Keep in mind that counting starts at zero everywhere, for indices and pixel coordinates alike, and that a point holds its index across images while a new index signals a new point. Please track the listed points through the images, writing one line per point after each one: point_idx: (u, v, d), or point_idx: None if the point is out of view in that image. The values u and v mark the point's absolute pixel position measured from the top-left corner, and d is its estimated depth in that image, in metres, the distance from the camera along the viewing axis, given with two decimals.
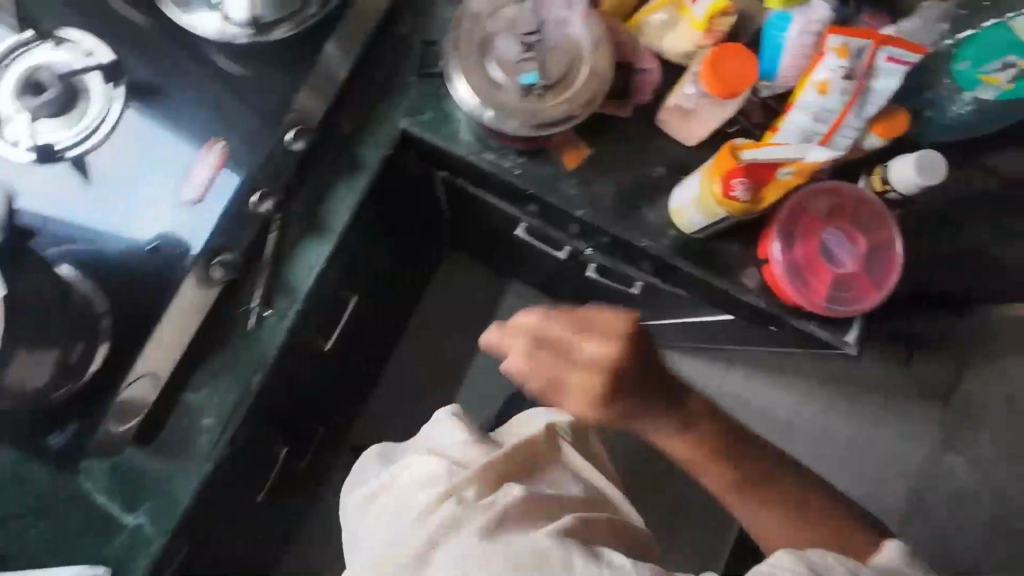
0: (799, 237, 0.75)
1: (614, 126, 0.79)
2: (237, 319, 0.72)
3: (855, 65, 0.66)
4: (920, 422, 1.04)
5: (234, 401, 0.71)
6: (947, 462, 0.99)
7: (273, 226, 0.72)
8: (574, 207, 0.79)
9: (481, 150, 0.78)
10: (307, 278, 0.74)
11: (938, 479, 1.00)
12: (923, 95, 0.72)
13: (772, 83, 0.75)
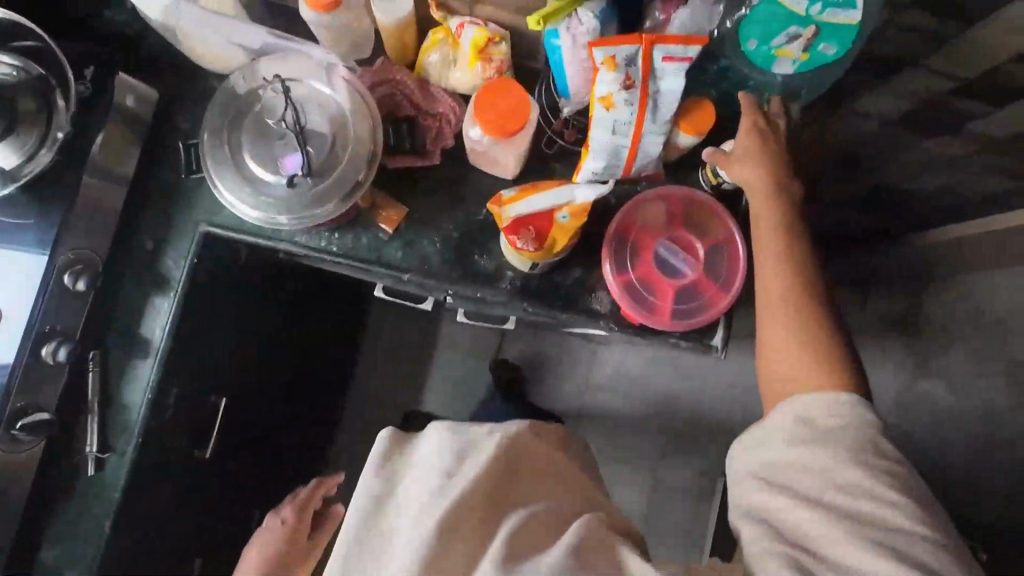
0: (632, 254, 0.71)
1: (423, 177, 0.75)
2: (75, 467, 0.70)
3: (631, 73, 0.61)
4: (887, 354, 1.14)
5: (89, 550, 0.70)
6: (923, 387, 1.09)
7: (92, 363, 0.71)
8: (403, 270, 0.74)
9: (291, 234, 0.73)
10: (140, 407, 0.72)
11: (915, 401, 1.09)
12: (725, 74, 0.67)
13: (569, 100, 0.70)
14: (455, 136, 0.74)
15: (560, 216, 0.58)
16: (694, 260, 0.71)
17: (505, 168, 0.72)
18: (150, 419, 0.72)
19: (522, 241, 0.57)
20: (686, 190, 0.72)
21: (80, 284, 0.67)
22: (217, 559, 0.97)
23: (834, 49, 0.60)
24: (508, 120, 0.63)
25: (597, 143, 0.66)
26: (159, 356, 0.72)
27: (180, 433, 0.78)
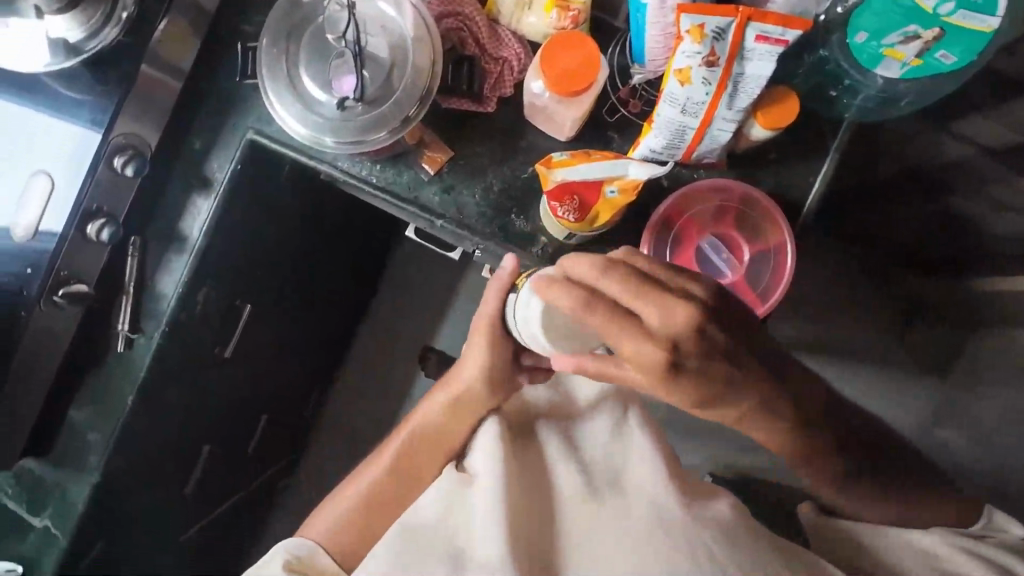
0: (674, 243, 0.69)
1: (474, 122, 0.72)
2: (109, 341, 0.75)
3: (716, 49, 0.56)
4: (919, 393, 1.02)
5: (113, 418, 0.75)
6: None
7: (131, 249, 0.74)
8: (438, 216, 0.73)
9: (335, 158, 0.73)
10: (172, 297, 0.75)
11: None
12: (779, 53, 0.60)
13: (643, 67, 0.66)
14: (515, 85, 0.71)
15: (608, 190, 0.54)
16: (738, 263, 0.69)
17: (561, 128, 0.69)
18: (181, 310, 0.76)
19: (563, 210, 0.54)
20: (748, 187, 0.67)
21: (129, 169, 0.69)
22: (222, 451, 1.03)
23: (953, 58, 0.53)
24: (577, 76, 0.59)
25: (663, 119, 0.62)
26: (195, 252, 0.75)
27: (207, 329, 0.83)
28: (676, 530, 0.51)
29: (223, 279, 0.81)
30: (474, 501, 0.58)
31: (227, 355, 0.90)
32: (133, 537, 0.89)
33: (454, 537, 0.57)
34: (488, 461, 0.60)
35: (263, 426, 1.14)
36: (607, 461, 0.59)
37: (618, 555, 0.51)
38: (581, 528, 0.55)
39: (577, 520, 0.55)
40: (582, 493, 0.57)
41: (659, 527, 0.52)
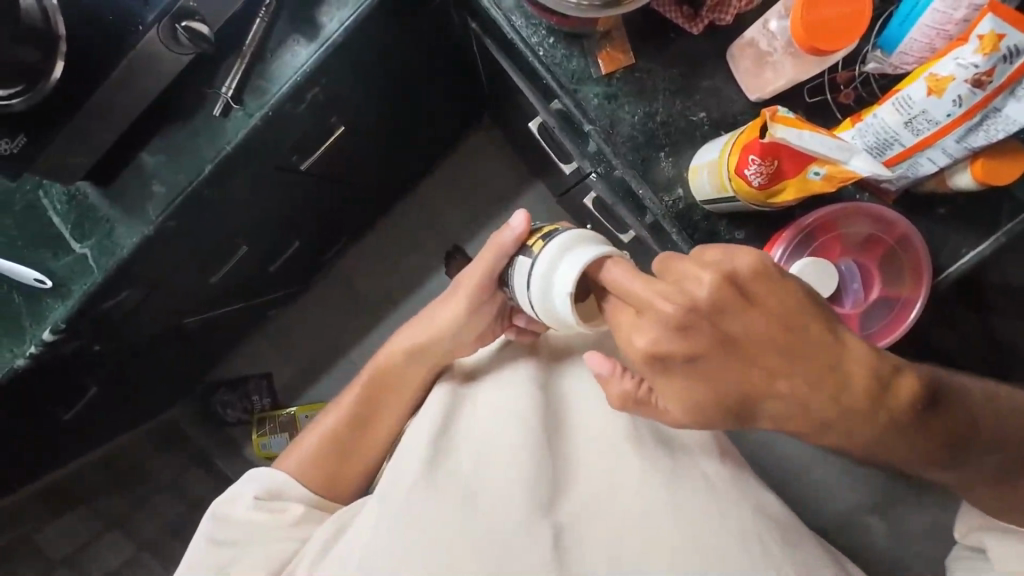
0: (810, 252, 0.65)
1: (671, 40, 0.65)
2: (206, 101, 0.70)
3: (996, 70, 0.49)
4: None
5: (183, 180, 0.72)
6: None
7: (261, 12, 0.67)
8: (588, 120, 0.67)
9: (512, 10, 0.66)
10: (286, 82, 0.69)
11: None
12: None
13: (885, 57, 0.59)
14: (735, 16, 0.63)
15: (812, 171, 0.50)
16: (861, 298, 0.65)
17: (763, 85, 0.63)
18: (289, 100, 0.70)
19: (758, 167, 0.50)
20: (910, 225, 0.63)
21: None
22: (252, 257, 1.01)
23: None
24: (834, 32, 0.52)
25: (876, 120, 0.56)
26: (326, 47, 0.68)
27: (298, 133, 0.78)
28: (722, 504, 0.59)
29: (333, 89, 0.75)
30: (497, 429, 0.63)
31: (300, 166, 0.85)
32: (150, 302, 0.88)
33: (485, 483, 0.60)
34: (518, 416, 0.64)
35: (293, 250, 1.12)
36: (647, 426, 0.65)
37: (654, 527, 0.56)
38: (612, 515, 0.58)
39: (616, 477, 0.61)
40: (630, 454, 0.62)
41: (706, 495, 0.59)
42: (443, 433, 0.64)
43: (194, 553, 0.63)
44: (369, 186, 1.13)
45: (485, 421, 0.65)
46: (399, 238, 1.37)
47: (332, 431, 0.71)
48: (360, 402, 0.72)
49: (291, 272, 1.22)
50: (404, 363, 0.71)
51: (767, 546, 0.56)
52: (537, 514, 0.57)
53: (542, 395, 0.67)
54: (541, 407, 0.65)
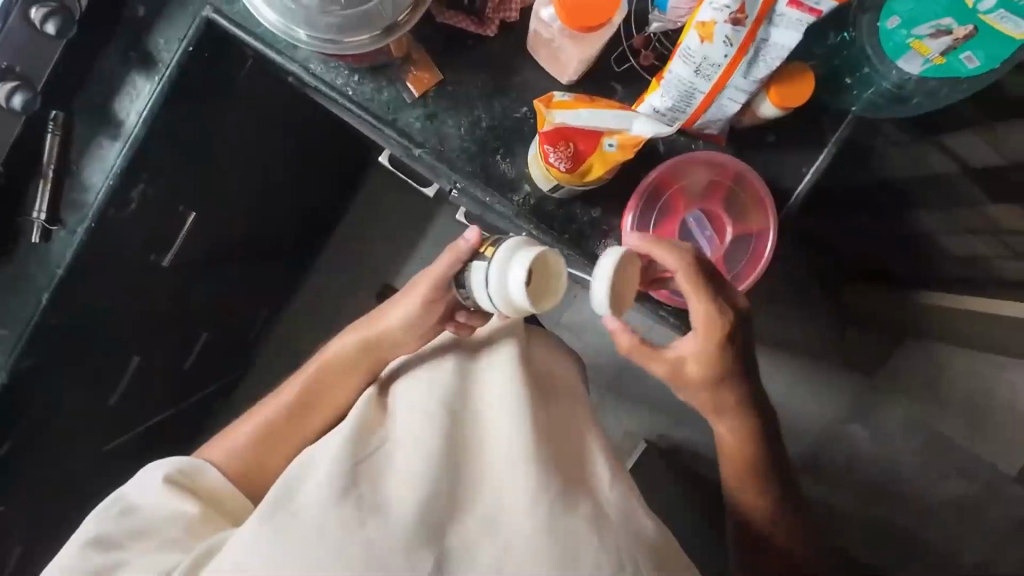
0: (659, 212, 0.67)
1: (470, 47, 0.66)
2: (22, 229, 0.67)
3: (746, 6, 0.51)
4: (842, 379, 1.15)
5: (25, 316, 0.69)
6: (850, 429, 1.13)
7: (51, 127, 0.64)
8: (416, 143, 0.66)
9: (307, 58, 0.65)
10: (101, 189, 0.67)
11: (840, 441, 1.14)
12: (825, 39, 0.61)
13: (663, 15, 0.60)
14: (520, 11, 0.64)
15: (606, 144, 0.52)
16: (716, 243, 0.67)
17: (564, 69, 0.63)
18: (110, 205, 0.68)
19: (556, 155, 0.51)
20: (740, 161, 0.65)
21: (51, 26, 0.58)
22: (155, 367, 0.94)
23: (977, 62, 0.51)
24: (592, 11, 0.54)
25: (672, 76, 0.57)
26: (132, 143, 0.67)
27: (143, 233, 0.75)
28: (605, 526, 0.51)
29: (165, 178, 0.73)
30: (408, 437, 0.57)
31: (163, 262, 0.80)
32: None
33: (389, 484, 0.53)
34: (433, 429, 0.57)
35: (202, 341, 1.03)
36: (552, 437, 0.59)
37: (559, 536, 0.50)
38: (519, 521, 0.51)
39: (510, 500, 0.53)
40: (524, 466, 0.54)
41: (592, 521, 0.51)
42: (359, 451, 0.56)
43: (100, 520, 0.57)
44: (264, 258, 1.08)
45: (400, 434, 0.58)
46: (322, 299, 1.26)
47: (271, 421, 0.68)
48: (309, 389, 0.69)
49: (216, 367, 1.13)
50: (360, 349, 0.70)
51: (635, 567, 0.49)
52: (437, 529, 0.50)
53: (459, 404, 0.60)
54: (456, 406, 0.60)
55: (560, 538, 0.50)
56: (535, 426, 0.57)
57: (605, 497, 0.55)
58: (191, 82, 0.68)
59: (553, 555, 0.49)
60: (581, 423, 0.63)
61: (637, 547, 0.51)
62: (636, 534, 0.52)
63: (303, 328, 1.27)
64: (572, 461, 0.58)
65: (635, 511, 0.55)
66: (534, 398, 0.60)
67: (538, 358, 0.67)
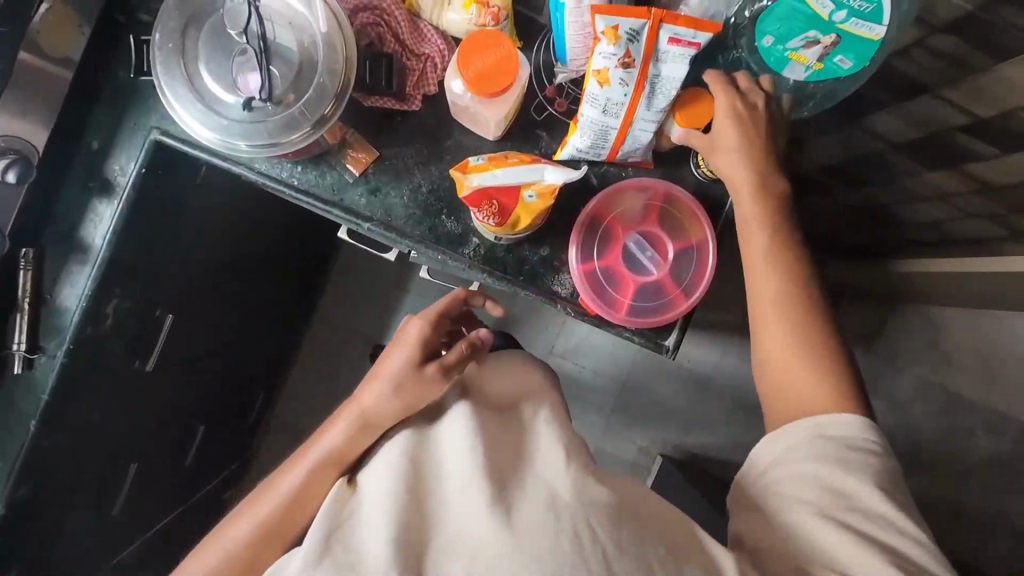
0: (602, 241, 0.70)
1: (399, 120, 0.70)
2: (6, 364, 0.70)
3: (632, 50, 0.56)
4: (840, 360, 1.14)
5: (18, 447, 0.71)
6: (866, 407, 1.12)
7: (22, 264, 0.69)
8: (365, 218, 0.70)
9: (252, 159, 0.69)
10: (76, 311, 0.70)
11: None
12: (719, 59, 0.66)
13: (566, 66, 0.66)
14: (439, 83, 0.69)
15: (525, 195, 0.55)
16: (660, 260, 0.70)
17: (486, 128, 0.67)
18: (87, 324, 0.71)
19: (482, 213, 0.55)
20: (667, 183, 0.69)
21: (11, 176, 0.63)
22: (152, 469, 0.95)
23: (849, 63, 0.55)
24: (494, 77, 0.58)
25: (586, 119, 0.62)
26: (99, 265, 0.70)
27: (124, 343, 0.78)
28: (564, 514, 0.46)
29: (138, 287, 0.76)
30: (372, 490, 0.53)
31: (145, 365, 0.83)
32: None
33: (349, 540, 0.49)
34: (387, 476, 0.53)
35: (200, 436, 1.04)
36: (507, 447, 0.54)
37: (515, 539, 0.44)
38: (475, 534, 0.46)
39: (467, 516, 0.48)
40: (476, 480, 0.50)
41: (548, 513, 0.46)
42: (335, 518, 0.52)
43: None
44: (250, 342, 1.10)
45: (365, 490, 0.54)
46: (320, 364, 1.29)
47: (266, 520, 0.60)
48: (309, 477, 0.60)
49: (217, 459, 1.13)
50: (359, 427, 0.62)
51: (595, 538, 0.44)
52: (397, 559, 0.45)
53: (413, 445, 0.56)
54: (408, 447, 0.56)
55: (517, 540, 0.44)
56: (486, 443, 0.53)
57: (564, 479, 0.50)
58: (147, 198, 0.72)
59: (508, 556, 0.44)
60: (540, 426, 0.57)
61: (600, 517, 0.46)
62: (590, 501, 0.48)
63: (303, 401, 1.28)
64: (526, 459, 0.53)
65: (589, 479, 0.50)
66: (490, 422, 0.57)
67: (492, 389, 0.62)
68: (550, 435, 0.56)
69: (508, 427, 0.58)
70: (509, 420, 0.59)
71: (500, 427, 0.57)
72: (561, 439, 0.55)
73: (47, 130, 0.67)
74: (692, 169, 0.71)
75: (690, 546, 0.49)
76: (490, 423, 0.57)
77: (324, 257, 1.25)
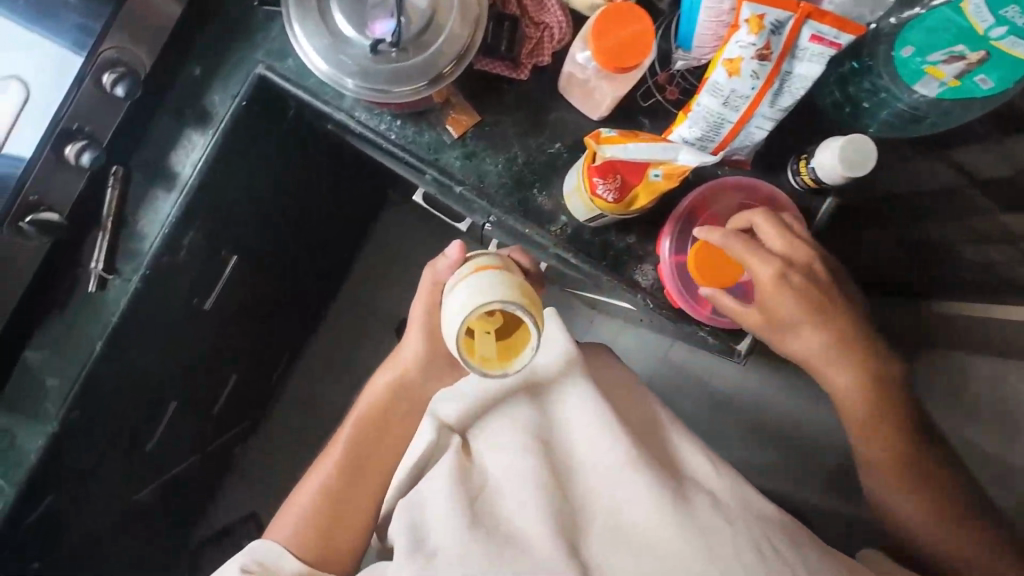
0: (693, 237, 0.69)
1: (506, 88, 0.69)
2: (81, 281, 0.69)
3: (771, 43, 0.55)
4: None
5: (78, 366, 0.70)
6: None
7: (110, 181, 0.68)
8: (457, 182, 0.69)
9: (353, 107, 0.68)
10: (155, 238, 0.69)
11: None
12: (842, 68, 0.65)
13: (687, 54, 0.64)
14: (552, 56, 0.68)
15: (651, 174, 0.59)
16: None
17: (597, 105, 0.67)
18: (163, 253, 0.70)
19: (605, 186, 0.59)
20: (770, 187, 0.68)
21: (119, 89, 0.63)
22: (188, 410, 0.93)
23: (991, 84, 0.54)
24: (625, 51, 0.58)
25: (702, 108, 0.60)
26: (186, 193, 0.69)
27: (191, 278, 0.77)
28: (727, 513, 0.59)
29: (212, 224, 0.75)
30: (516, 466, 0.64)
31: (203, 305, 0.82)
32: (79, 502, 0.81)
33: (514, 517, 0.61)
34: (527, 458, 0.64)
35: (231, 385, 1.03)
36: (643, 444, 0.67)
37: (682, 531, 0.56)
38: (637, 523, 0.58)
39: (627, 501, 0.60)
40: (626, 473, 0.62)
41: (716, 511, 0.59)
42: (472, 489, 0.63)
43: None
44: (292, 299, 1.09)
45: (497, 466, 0.65)
46: (346, 332, 1.28)
47: (330, 481, 0.69)
48: (349, 441, 0.70)
49: (242, 409, 1.12)
50: (388, 394, 0.71)
51: (779, 545, 0.55)
52: (567, 539, 0.57)
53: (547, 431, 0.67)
54: (541, 433, 0.67)
55: (680, 530, 0.56)
56: (625, 436, 0.65)
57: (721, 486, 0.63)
58: (240, 134, 0.71)
59: (682, 540, 0.55)
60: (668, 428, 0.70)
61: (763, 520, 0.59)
62: (751, 507, 0.61)
63: (329, 364, 1.27)
64: (663, 460, 0.66)
65: (740, 493, 0.62)
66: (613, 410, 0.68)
67: (604, 385, 0.72)
68: (677, 436, 0.69)
69: (634, 425, 0.70)
70: (634, 418, 0.70)
71: (628, 423, 0.69)
72: (696, 448, 0.67)
73: (155, 50, 0.66)
74: (791, 177, 0.70)
75: (812, 531, 0.61)
76: (626, 423, 0.69)
77: (370, 222, 1.24)
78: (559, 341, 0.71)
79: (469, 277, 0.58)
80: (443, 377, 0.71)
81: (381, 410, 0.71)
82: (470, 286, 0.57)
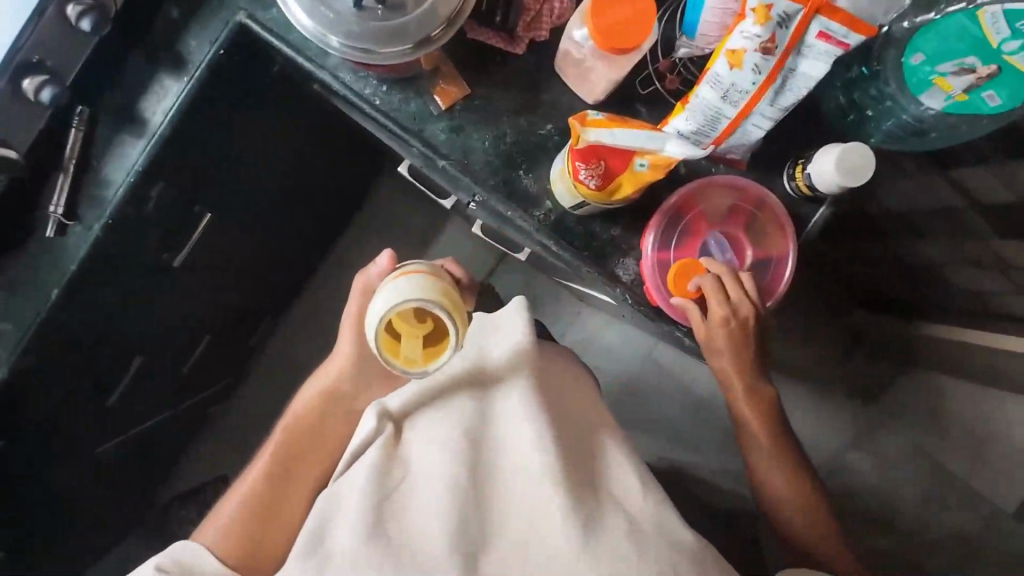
0: (681, 233, 0.67)
1: (500, 61, 0.66)
2: (40, 225, 0.66)
3: (777, 36, 0.52)
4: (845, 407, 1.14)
5: (33, 312, 0.67)
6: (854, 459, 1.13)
7: (76, 123, 0.65)
8: (441, 155, 0.66)
9: (337, 67, 0.65)
10: (120, 186, 0.66)
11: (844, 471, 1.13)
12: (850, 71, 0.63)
13: (691, 41, 0.62)
14: (551, 31, 0.65)
15: (637, 163, 0.57)
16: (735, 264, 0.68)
17: (592, 87, 0.64)
18: (128, 203, 0.67)
19: (587, 171, 0.57)
20: (763, 191, 0.66)
21: (85, 23, 0.58)
22: (154, 368, 0.91)
23: (999, 100, 0.52)
24: (625, 31, 0.55)
25: (699, 100, 0.58)
26: (156, 141, 0.66)
27: (159, 232, 0.74)
28: (642, 543, 0.55)
29: (184, 177, 0.72)
30: (434, 467, 0.59)
31: (171, 261, 0.79)
32: (33, 450, 0.79)
33: (419, 523, 0.57)
34: (449, 458, 0.59)
35: (202, 346, 1.01)
36: (576, 454, 0.62)
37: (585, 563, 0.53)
38: (545, 545, 0.55)
39: (543, 520, 0.56)
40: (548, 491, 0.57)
41: (624, 539, 0.55)
42: (386, 486, 0.59)
43: None
44: (270, 263, 1.06)
45: (417, 464, 0.61)
46: (325, 302, 1.25)
47: (263, 478, 0.68)
48: (287, 440, 0.70)
49: (212, 371, 1.10)
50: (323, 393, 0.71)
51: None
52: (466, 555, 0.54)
53: (477, 430, 0.62)
54: (471, 433, 0.62)
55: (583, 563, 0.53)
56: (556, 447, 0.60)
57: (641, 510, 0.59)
58: (218, 86, 0.68)
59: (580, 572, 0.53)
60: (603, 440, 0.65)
61: (672, 551, 0.55)
62: (666, 535, 0.57)
63: (305, 333, 1.25)
64: (593, 476, 0.62)
65: (661, 519, 0.59)
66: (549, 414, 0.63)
67: (549, 385, 0.68)
68: (612, 450, 0.64)
69: (572, 431, 0.65)
70: (575, 426, 0.66)
71: (566, 430, 0.65)
72: (629, 464, 0.63)
73: None
74: (786, 181, 0.67)
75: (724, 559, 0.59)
76: (563, 429, 0.64)
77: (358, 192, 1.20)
78: (512, 333, 0.68)
79: (392, 281, 0.56)
80: (379, 372, 0.71)
81: (319, 408, 0.71)
82: (389, 290, 0.56)
